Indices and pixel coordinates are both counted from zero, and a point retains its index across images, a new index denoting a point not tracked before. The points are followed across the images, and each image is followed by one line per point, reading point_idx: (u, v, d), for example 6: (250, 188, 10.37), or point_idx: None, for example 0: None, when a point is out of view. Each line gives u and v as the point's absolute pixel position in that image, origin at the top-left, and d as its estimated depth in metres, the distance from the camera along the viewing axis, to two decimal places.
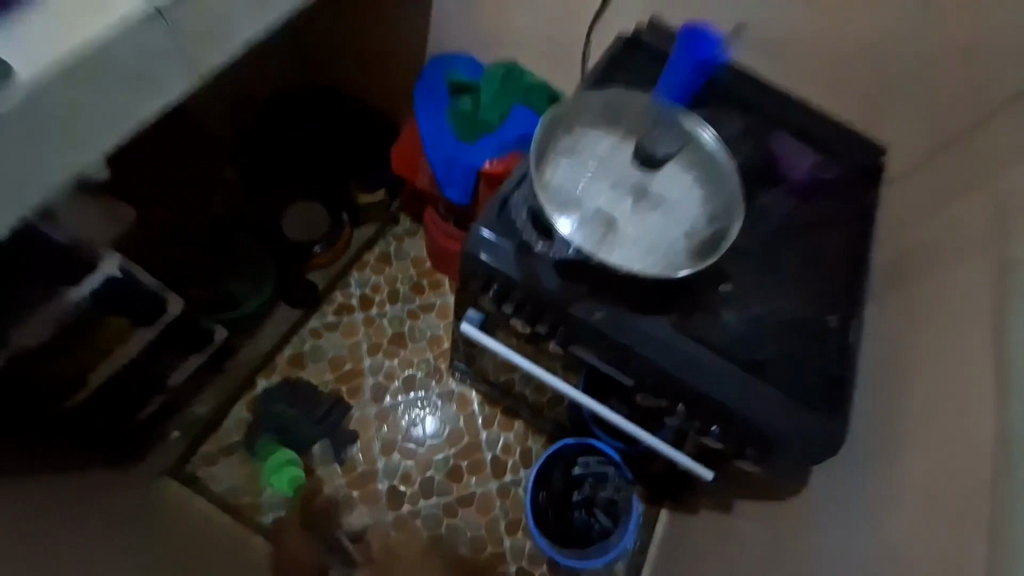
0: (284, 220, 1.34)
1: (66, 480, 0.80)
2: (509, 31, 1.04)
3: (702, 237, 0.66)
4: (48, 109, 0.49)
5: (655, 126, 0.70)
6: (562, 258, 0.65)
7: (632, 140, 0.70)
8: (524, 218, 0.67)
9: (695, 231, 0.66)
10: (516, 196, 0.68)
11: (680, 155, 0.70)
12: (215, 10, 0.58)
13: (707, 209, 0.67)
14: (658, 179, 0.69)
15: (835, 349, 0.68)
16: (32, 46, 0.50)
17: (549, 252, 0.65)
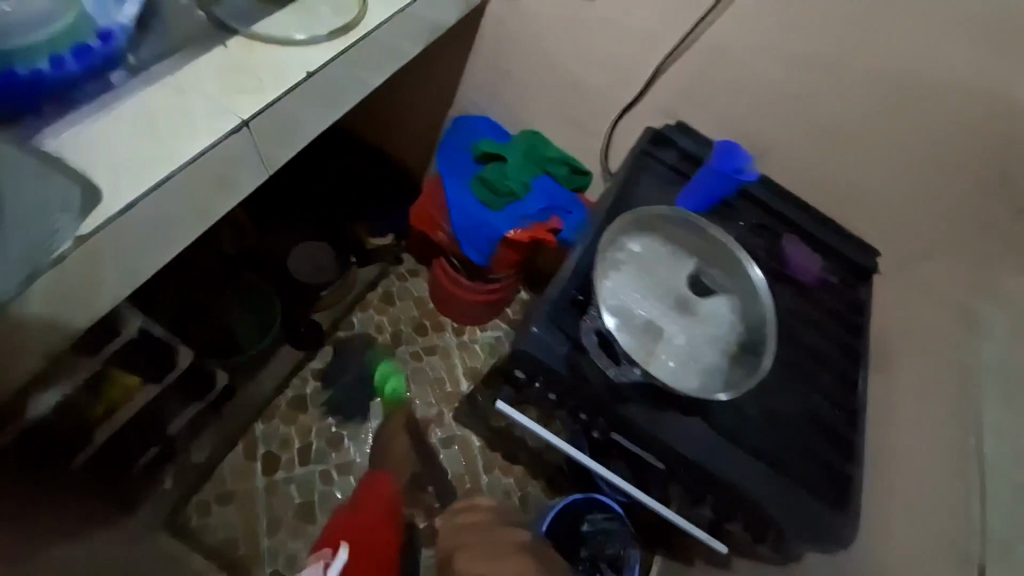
0: (290, 262, 1.28)
1: (76, 549, 0.76)
2: (537, 108, 1.12)
3: (735, 364, 0.70)
4: (136, 225, 0.48)
5: (707, 252, 0.76)
6: (604, 360, 0.68)
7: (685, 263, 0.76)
8: (593, 341, 0.69)
9: (730, 357, 0.71)
10: (589, 319, 0.69)
11: (726, 280, 0.75)
12: (293, 115, 0.60)
13: (744, 337, 0.72)
14: (705, 302, 0.74)
15: (839, 439, 0.76)
16: (111, 156, 0.48)
17: (620, 377, 0.68)
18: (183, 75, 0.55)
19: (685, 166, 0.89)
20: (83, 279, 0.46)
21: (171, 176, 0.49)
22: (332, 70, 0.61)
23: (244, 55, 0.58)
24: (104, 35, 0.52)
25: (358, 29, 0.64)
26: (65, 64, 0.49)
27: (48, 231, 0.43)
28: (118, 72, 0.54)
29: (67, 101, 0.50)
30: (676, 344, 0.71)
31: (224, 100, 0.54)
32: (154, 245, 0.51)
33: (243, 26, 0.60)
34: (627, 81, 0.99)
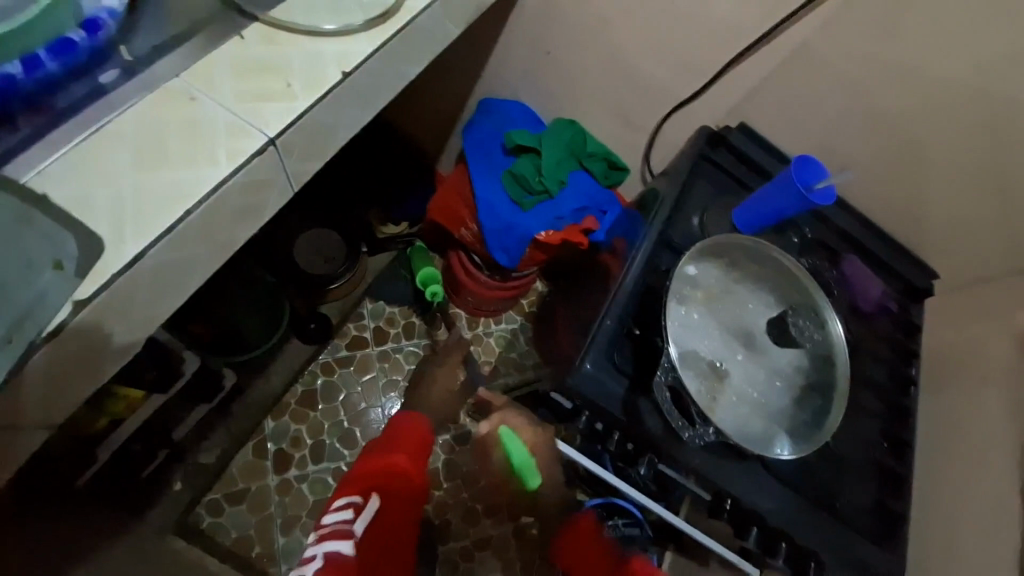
0: (295, 252, 1.18)
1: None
2: (577, 95, 1.01)
3: (802, 420, 0.65)
4: (147, 276, 0.40)
5: (782, 293, 0.69)
6: (665, 400, 0.62)
7: (758, 302, 0.69)
8: (665, 396, 0.61)
9: (797, 411, 0.65)
10: (660, 374, 0.61)
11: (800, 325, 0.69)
12: (326, 127, 0.50)
13: (815, 391, 0.66)
14: (776, 348, 0.67)
15: (890, 477, 0.74)
16: (113, 191, 0.40)
17: (695, 439, 0.62)
18: (191, 79, 0.45)
19: (741, 174, 0.82)
20: (88, 348, 0.39)
21: (189, 215, 0.41)
22: (371, 68, 0.51)
23: (265, 51, 0.48)
24: (89, 24, 0.42)
25: (399, 15, 0.53)
26: (40, 62, 0.39)
27: (41, 300, 0.35)
28: (111, 68, 0.43)
29: (48, 111, 0.41)
30: (744, 393, 0.64)
31: (245, 112, 0.45)
32: (172, 293, 0.44)
33: (261, 11, 0.49)
34: (685, 75, 0.87)
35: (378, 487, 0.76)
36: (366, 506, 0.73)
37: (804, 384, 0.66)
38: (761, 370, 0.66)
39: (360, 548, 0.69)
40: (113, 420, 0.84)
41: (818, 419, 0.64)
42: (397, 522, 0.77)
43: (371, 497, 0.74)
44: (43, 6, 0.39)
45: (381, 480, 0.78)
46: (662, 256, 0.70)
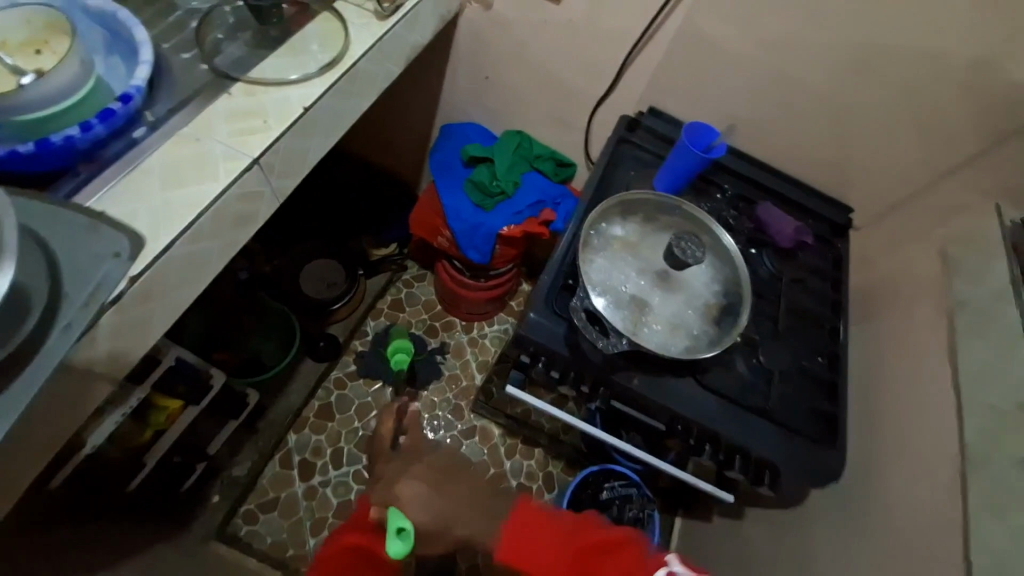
0: (301, 282, 1.37)
1: None
2: (519, 110, 1.18)
3: (717, 325, 0.76)
4: (176, 259, 0.56)
5: (682, 226, 0.82)
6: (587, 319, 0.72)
7: (664, 237, 0.81)
8: (582, 317, 0.72)
9: (711, 317, 0.77)
10: (577, 299, 0.73)
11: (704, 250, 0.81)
12: (297, 149, 0.67)
13: (723, 299, 0.78)
14: (686, 271, 0.79)
15: (828, 386, 0.82)
16: (148, 207, 0.56)
17: (609, 349, 0.71)
18: (196, 128, 0.62)
19: (657, 148, 0.97)
20: (137, 315, 0.54)
21: (203, 214, 0.57)
22: (325, 102, 0.68)
23: (247, 101, 0.65)
24: (123, 97, 0.57)
25: (344, 61, 0.70)
26: (92, 127, 0.55)
27: (108, 276, 0.48)
28: (141, 127, 0.60)
29: (98, 161, 0.57)
30: (663, 312, 0.76)
31: (237, 143, 0.61)
32: (195, 275, 0.60)
33: (242, 74, 0.67)
34: (600, 77, 1.04)
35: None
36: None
37: (718, 307, 0.77)
38: (678, 300, 0.77)
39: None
40: (157, 432, 0.98)
41: (730, 319, 0.75)
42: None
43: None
44: (77, 100, 0.57)
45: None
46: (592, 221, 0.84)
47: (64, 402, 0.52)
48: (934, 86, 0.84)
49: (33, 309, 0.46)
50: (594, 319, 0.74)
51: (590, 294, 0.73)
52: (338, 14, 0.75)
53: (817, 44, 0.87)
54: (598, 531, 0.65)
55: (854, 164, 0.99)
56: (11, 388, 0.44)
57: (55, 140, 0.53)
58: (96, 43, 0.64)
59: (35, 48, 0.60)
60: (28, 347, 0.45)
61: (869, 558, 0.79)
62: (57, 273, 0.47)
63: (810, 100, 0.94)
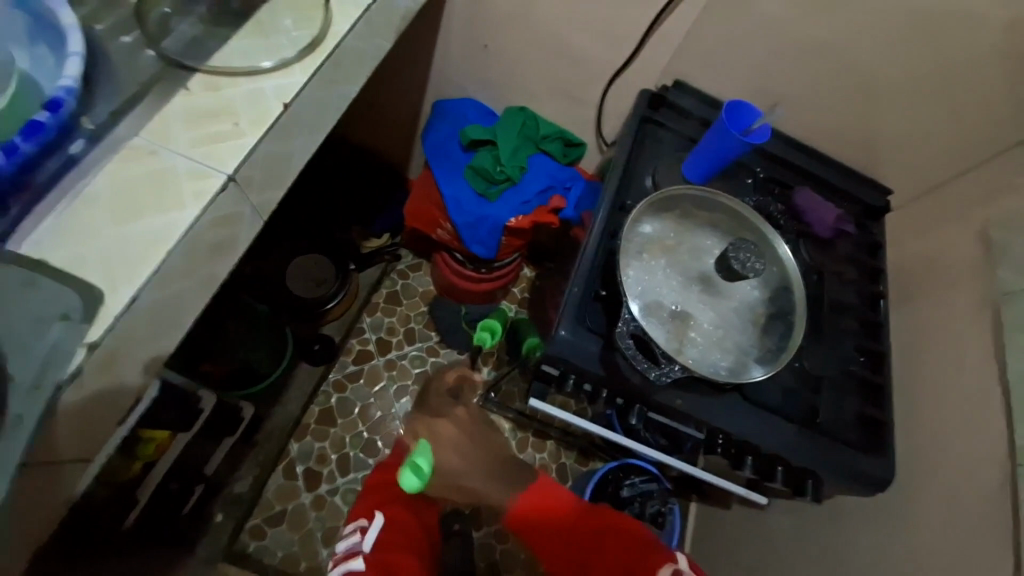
0: (288, 281, 1.24)
1: None
2: (522, 83, 1.05)
3: (768, 340, 0.69)
4: (145, 313, 0.45)
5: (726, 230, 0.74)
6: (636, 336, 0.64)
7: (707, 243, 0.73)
8: (630, 344, 0.64)
9: (761, 333, 0.69)
10: (622, 322, 0.64)
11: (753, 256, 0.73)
12: (279, 155, 0.55)
13: (774, 311, 0.70)
14: (731, 281, 0.72)
15: (869, 387, 0.78)
16: (100, 247, 0.45)
17: (662, 378, 0.64)
18: (151, 138, 0.50)
19: (684, 129, 0.87)
20: (106, 385, 0.44)
21: (170, 253, 0.46)
22: (308, 95, 0.56)
23: (211, 98, 0.52)
24: (51, 104, 0.44)
25: (327, 42, 0.58)
26: (19, 149, 0.43)
27: (61, 348, 0.39)
28: (79, 138, 0.47)
29: (32, 189, 0.45)
30: (708, 329, 0.69)
31: (204, 156, 0.50)
32: (168, 327, 0.49)
33: (201, 63, 0.54)
34: (616, 45, 0.91)
35: (382, 503, 0.81)
36: (373, 522, 0.77)
37: (762, 309, 0.71)
38: (725, 314, 0.70)
39: (369, 560, 0.71)
40: (147, 463, 0.91)
41: (782, 335, 0.68)
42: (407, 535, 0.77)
43: (374, 513, 0.79)
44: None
45: (390, 495, 0.83)
46: (619, 219, 0.75)
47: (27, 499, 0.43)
48: (997, 55, 0.75)
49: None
50: (640, 341, 0.65)
51: (634, 314, 0.64)
52: None
53: (871, 4, 0.76)
54: (606, 515, 0.76)
55: (894, 141, 0.90)
56: None
57: None
58: (16, 33, 0.51)
59: None
60: None
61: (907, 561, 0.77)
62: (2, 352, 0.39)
63: (855, 70, 0.84)
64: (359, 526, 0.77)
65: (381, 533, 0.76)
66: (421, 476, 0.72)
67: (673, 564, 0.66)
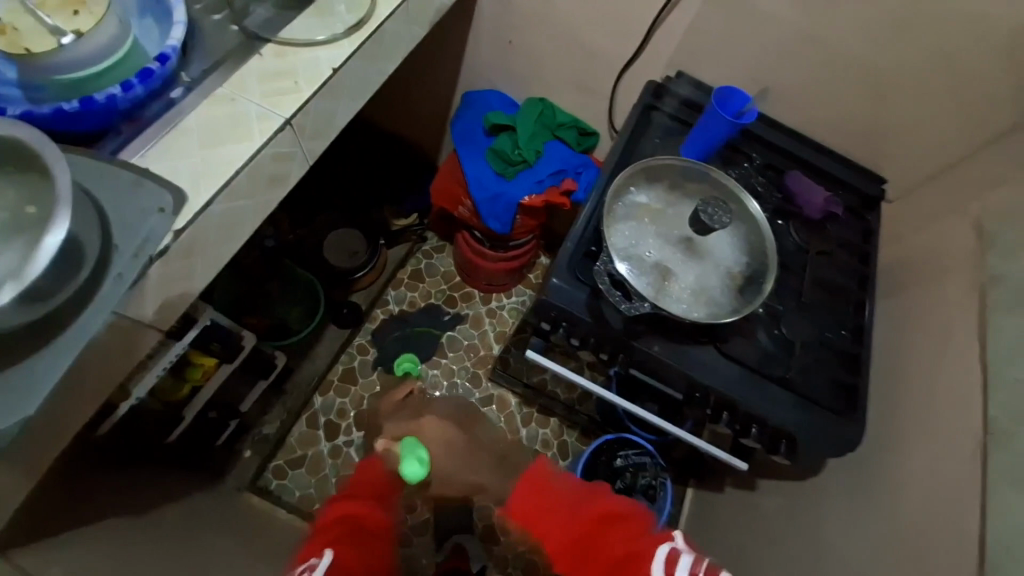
0: (324, 250, 1.39)
1: (164, 521, 0.88)
2: (543, 77, 1.16)
3: (741, 291, 0.76)
4: (216, 217, 0.58)
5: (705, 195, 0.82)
6: (615, 275, 0.74)
7: (687, 206, 0.81)
8: (607, 283, 0.74)
9: (734, 284, 0.77)
10: (602, 263, 0.74)
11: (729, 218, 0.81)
12: (326, 110, 0.68)
13: (746, 266, 0.78)
14: (709, 239, 0.79)
15: (847, 359, 0.82)
16: (185, 165, 0.57)
17: (632, 311, 0.72)
18: (230, 88, 0.63)
19: (682, 116, 0.95)
20: (179, 270, 0.57)
21: (236, 174, 0.58)
22: (353, 64, 0.68)
23: (278, 62, 0.65)
24: (161, 58, 0.58)
25: (370, 23, 0.70)
26: (133, 87, 0.56)
27: (155, 231, 0.51)
28: (177, 88, 0.61)
29: (140, 120, 0.59)
30: (686, 280, 0.76)
31: (269, 103, 0.62)
32: (231, 236, 0.63)
33: (272, 36, 0.67)
34: (626, 42, 1.01)
35: (330, 542, 0.72)
36: (320, 560, 0.68)
37: (741, 276, 0.77)
38: (702, 267, 0.78)
39: None
40: (194, 388, 1.05)
41: (753, 286, 0.76)
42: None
43: (324, 550, 0.69)
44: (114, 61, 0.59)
45: (338, 534, 0.74)
46: None
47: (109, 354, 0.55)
48: (982, 51, 0.80)
49: (85, 261, 0.48)
50: (618, 284, 0.75)
51: (614, 258, 0.74)
52: None
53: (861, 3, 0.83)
54: (602, 505, 0.75)
55: (891, 133, 0.95)
56: (67, 333, 0.48)
57: (99, 99, 0.54)
58: (130, 8, 0.66)
59: (70, 7, 0.61)
60: (87, 293, 0.49)
61: (884, 531, 0.80)
62: (107, 228, 0.50)
63: (849, 66, 0.90)
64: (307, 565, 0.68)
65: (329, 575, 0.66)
66: (425, 463, 0.79)
67: (670, 543, 0.67)
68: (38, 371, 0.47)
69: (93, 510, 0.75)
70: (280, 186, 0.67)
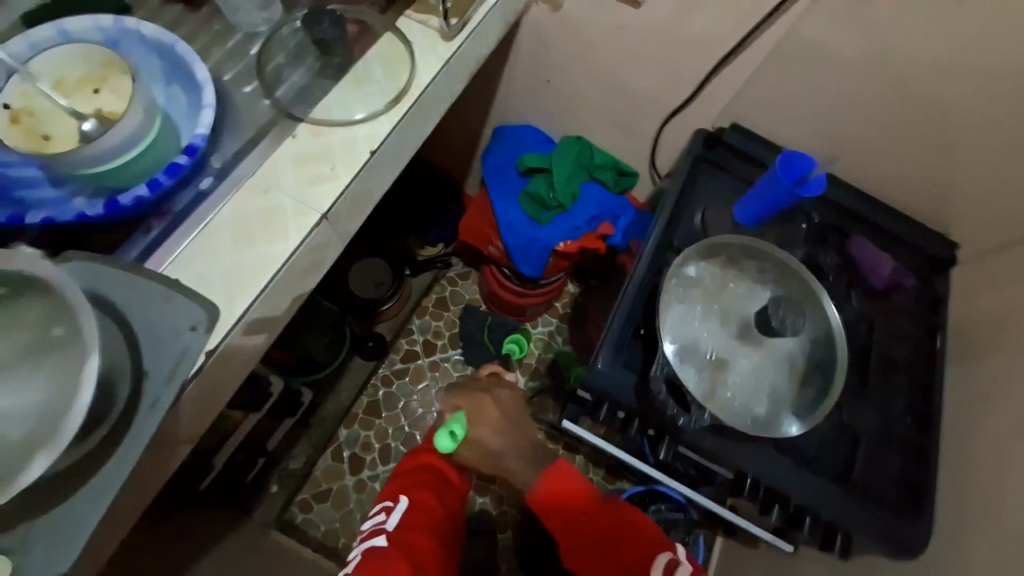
0: (350, 281, 1.35)
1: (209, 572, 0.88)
2: (582, 115, 1.10)
3: (805, 397, 0.72)
4: (250, 324, 0.54)
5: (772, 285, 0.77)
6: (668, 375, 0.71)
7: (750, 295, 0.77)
8: (663, 389, 0.71)
9: (798, 389, 0.72)
10: (657, 367, 0.71)
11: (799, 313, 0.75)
12: (364, 191, 0.64)
13: (813, 368, 0.73)
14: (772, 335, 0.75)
15: (916, 449, 0.76)
16: (219, 272, 0.54)
17: (691, 425, 0.70)
18: (267, 178, 0.58)
19: (736, 171, 0.88)
20: (214, 381, 0.54)
21: (273, 280, 0.55)
22: (392, 140, 0.64)
23: (315, 144, 0.61)
24: (189, 148, 0.54)
25: (410, 95, 0.65)
26: (160, 183, 0.53)
27: (186, 353, 0.47)
28: (207, 176, 0.57)
29: (169, 214, 0.55)
30: (744, 380, 0.73)
31: (306, 195, 0.58)
32: (269, 333, 0.59)
33: (306, 112, 0.62)
34: (677, 87, 0.94)
35: (409, 487, 0.85)
36: (397, 504, 0.83)
37: (806, 379, 0.73)
38: (762, 366, 0.74)
39: (392, 537, 0.78)
40: (224, 435, 1.04)
41: (820, 394, 0.71)
42: (431, 513, 0.82)
43: (400, 496, 0.84)
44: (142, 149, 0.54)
45: (412, 480, 0.87)
46: (666, 257, 0.80)
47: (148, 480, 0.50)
48: None
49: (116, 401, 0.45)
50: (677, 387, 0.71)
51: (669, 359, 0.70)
52: (401, 35, 0.69)
53: (963, 66, 0.71)
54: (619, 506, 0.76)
55: None
56: (101, 474, 0.44)
57: (123, 202, 0.51)
58: (155, 74, 0.61)
59: (93, 86, 0.57)
60: (119, 430, 0.45)
61: None
62: (137, 349, 0.47)
63: (933, 129, 0.80)
64: (385, 507, 0.83)
65: (406, 514, 0.81)
66: (455, 440, 0.85)
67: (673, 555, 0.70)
68: (71, 518, 0.44)
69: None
70: (316, 274, 0.63)
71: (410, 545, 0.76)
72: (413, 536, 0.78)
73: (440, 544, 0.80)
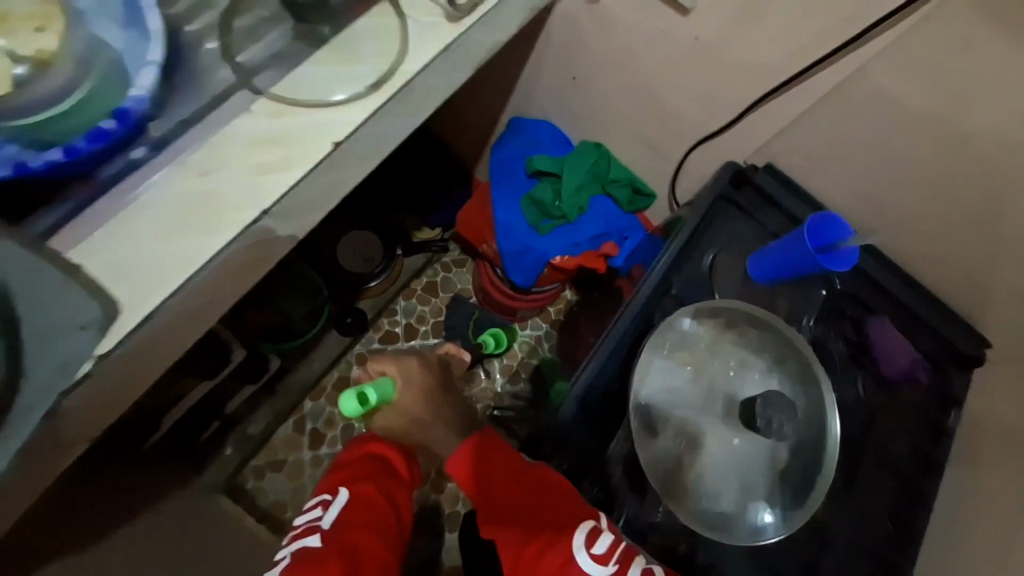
0: (338, 252, 1.27)
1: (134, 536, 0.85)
2: (606, 121, 0.99)
3: (780, 487, 0.67)
4: (162, 326, 0.48)
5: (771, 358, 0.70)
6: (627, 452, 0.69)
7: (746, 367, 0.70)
8: (618, 468, 0.69)
9: (776, 478, 0.67)
10: (614, 446, 0.69)
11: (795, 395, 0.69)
12: (327, 186, 0.56)
13: (797, 459, 0.67)
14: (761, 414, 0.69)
15: (889, 561, 0.69)
16: (135, 263, 0.47)
17: (645, 513, 0.68)
18: (209, 160, 0.51)
19: (760, 219, 0.78)
20: (118, 383, 0.48)
21: (196, 276, 0.48)
22: (366, 132, 0.55)
23: (272, 125, 0.53)
24: (118, 113, 0.46)
25: (394, 80, 0.56)
26: (79, 150, 0.45)
27: (71, 356, 0.42)
28: (141, 146, 0.49)
29: (92, 182, 0.48)
30: (720, 458, 0.67)
31: (251, 186, 0.51)
32: (195, 331, 0.52)
33: (268, 85, 0.54)
34: (715, 110, 0.83)
35: (352, 479, 0.81)
36: (336, 498, 0.78)
37: (787, 469, 0.68)
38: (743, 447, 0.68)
39: (327, 536, 0.73)
40: None
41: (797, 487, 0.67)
42: (373, 506, 0.78)
43: (341, 489, 0.79)
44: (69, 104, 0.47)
45: (354, 472, 0.82)
46: (660, 304, 0.73)
47: (31, 480, 0.45)
48: None
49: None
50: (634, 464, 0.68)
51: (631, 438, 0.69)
52: (399, 7, 0.59)
53: None
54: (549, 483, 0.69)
55: None
56: None
57: (30, 166, 0.43)
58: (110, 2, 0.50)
59: (34, 23, 0.49)
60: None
61: None
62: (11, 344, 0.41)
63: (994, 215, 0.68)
64: (323, 501, 0.79)
65: (344, 510, 0.77)
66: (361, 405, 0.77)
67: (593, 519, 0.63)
68: None
69: (72, 539, 0.72)
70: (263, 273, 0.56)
71: (348, 543, 0.72)
72: (348, 533, 0.74)
73: (382, 542, 0.75)
